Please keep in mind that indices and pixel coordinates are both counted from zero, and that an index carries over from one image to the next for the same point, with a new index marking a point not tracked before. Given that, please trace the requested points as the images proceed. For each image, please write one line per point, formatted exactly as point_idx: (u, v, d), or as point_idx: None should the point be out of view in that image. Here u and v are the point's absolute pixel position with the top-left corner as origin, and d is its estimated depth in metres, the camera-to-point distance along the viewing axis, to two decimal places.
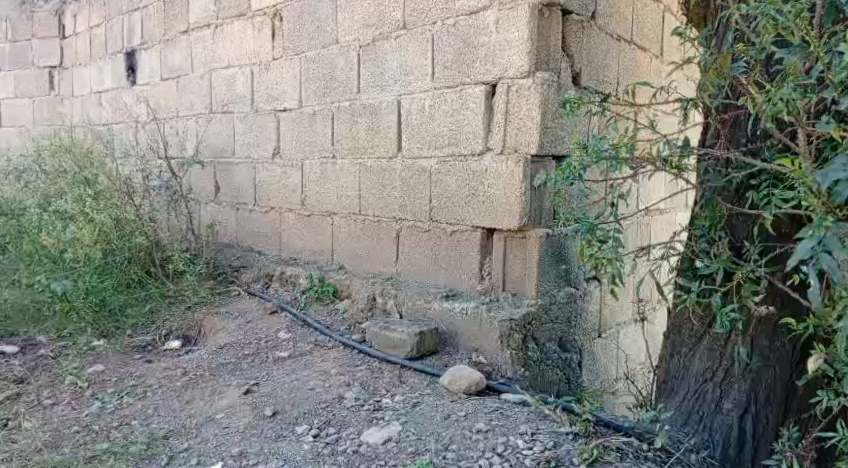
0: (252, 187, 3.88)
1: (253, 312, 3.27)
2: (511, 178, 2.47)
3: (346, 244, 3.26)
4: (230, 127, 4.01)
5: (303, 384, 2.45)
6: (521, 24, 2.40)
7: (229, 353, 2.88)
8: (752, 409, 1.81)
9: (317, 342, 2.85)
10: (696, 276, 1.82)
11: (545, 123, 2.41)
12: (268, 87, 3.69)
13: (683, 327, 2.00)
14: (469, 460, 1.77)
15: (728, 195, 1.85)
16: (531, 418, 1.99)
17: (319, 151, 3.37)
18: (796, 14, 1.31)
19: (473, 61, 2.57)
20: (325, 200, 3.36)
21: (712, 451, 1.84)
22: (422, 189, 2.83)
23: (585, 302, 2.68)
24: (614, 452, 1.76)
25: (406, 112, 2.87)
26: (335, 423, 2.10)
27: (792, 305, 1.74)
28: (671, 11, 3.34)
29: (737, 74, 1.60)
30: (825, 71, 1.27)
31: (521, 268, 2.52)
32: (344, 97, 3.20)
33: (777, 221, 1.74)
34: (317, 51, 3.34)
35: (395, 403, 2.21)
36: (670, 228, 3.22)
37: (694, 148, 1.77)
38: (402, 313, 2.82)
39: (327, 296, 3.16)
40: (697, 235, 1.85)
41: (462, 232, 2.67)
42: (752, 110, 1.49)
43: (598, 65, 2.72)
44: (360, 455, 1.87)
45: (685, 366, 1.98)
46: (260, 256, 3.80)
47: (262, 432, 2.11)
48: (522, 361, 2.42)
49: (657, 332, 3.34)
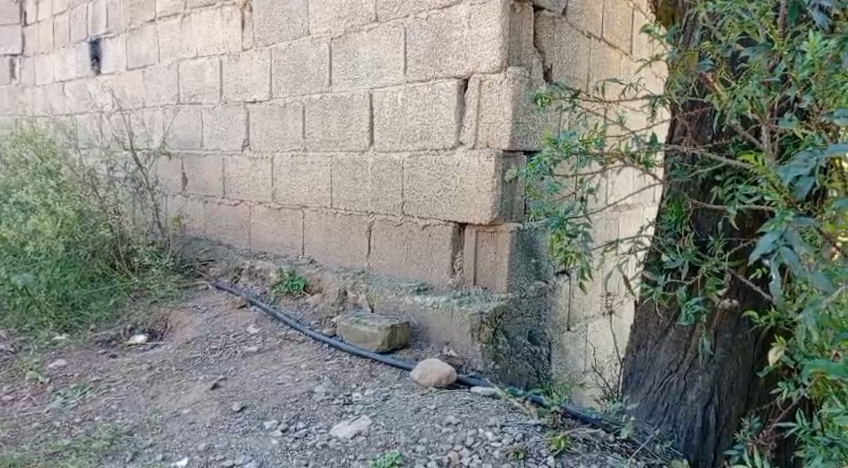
0: (221, 179, 3.82)
1: (221, 307, 3.23)
2: (483, 173, 2.48)
3: (317, 238, 3.24)
4: (198, 119, 3.94)
5: (272, 378, 2.43)
6: (493, 19, 2.41)
7: (196, 347, 2.83)
8: (715, 400, 1.84)
9: (287, 336, 2.82)
10: (662, 269, 1.85)
11: (517, 118, 2.43)
12: (238, 78, 3.63)
13: (649, 321, 2.03)
14: (439, 452, 1.77)
15: (694, 190, 1.89)
16: (501, 411, 2.00)
17: (290, 144, 3.34)
18: (760, 13, 1.36)
19: (446, 55, 2.57)
20: (296, 194, 3.33)
21: (676, 441, 1.88)
22: (394, 183, 2.82)
23: (554, 296, 2.71)
24: (580, 443, 1.79)
25: (378, 106, 2.86)
26: (305, 418, 2.08)
27: (754, 298, 1.79)
28: (640, 10, 3.39)
29: (703, 71, 1.60)
30: (788, 70, 1.31)
31: (492, 262, 2.53)
32: (315, 89, 3.17)
33: (741, 217, 1.78)
34: (288, 43, 3.30)
35: (365, 397, 2.21)
36: (638, 223, 3.28)
37: (662, 144, 1.79)
38: (372, 307, 2.81)
39: (297, 290, 3.13)
40: (663, 230, 1.88)
41: (434, 226, 2.68)
42: (718, 107, 1.53)
43: (569, 61, 2.75)
44: (329, 450, 1.86)
45: (651, 359, 2.01)
46: (229, 249, 3.75)
47: (230, 428, 2.09)
48: (492, 355, 2.43)
49: (624, 325, 3.39)
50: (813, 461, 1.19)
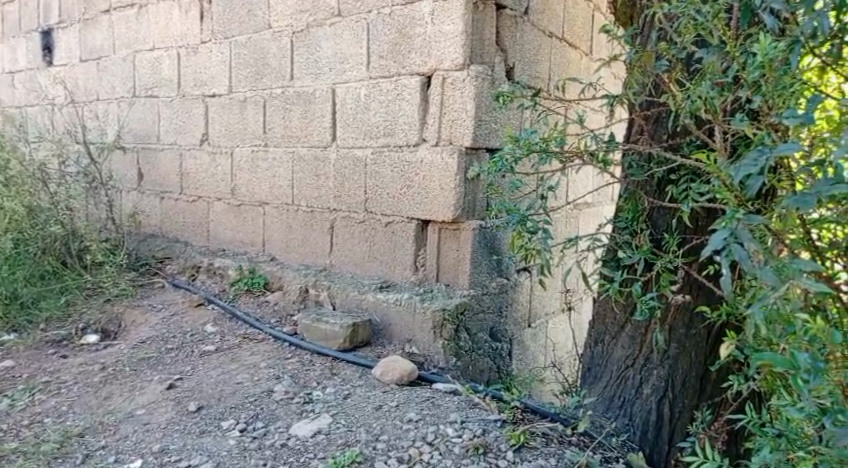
0: (179, 175, 3.74)
1: (178, 305, 3.16)
2: (446, 170, 2.48)
3: (278, 235, 3.20)
4: (155, 113, 3.85)
5: (230, 378, 2.39)
6: (456, 16, 2.41)
7: (151, 347, 2.76)
8: (670, 394, 1.89)
9: (246, 335, 2.78)
10: (619, 266, 1.89)
11: (479, 115, 2.44)
12: (196, 71, 3.55)
13: (607, 317, 2.07)
14: (399, 449, 1.77)
15: (650, 189, 1.93)
16: (462, 407, 2.02)
17: (250, 139, 3.29)
18: (713, 15, 1.39)
19: (409, 52, 2.57)
20: (256, 190, 3.28)
21: (632, 434, 1.92)
22: (356, 180, 2.80)
23: (515, 293, 2.73)
24: (539, 438, 1.81)
25: (340, 102, 2.83)
26: (264, 417, 2.05)
27: (706, 294, 1.84)
28: (599, 10, 3.45)
29: (659, 72, 1.64)
30: (740, 71, 1.34)
31: (455, 259, 2.54)
32: (276, 84, 3.12)
33: (695, 215, 1.83)
34: (248, 36, 3.24)
35: (326, 395, 2.19)
36: (597, 220, 3.34)
37: (619, 143, 1.82)
38: (334, 304, 2.79)
39: (258, 288, 3.09)
40: (620, 227, 1.92)
41: (397, 223, 2.67)
42: (673, 107, 1.57)
43: (531, 60, 2.77)
44: (288, 449, 1.84)
45: (608, 353, 2.05)
46: (186, 246, 3.68)
47: (186, 428, 2.04)
48: (454, 351, 2.43)
49: (583, 321, 3.45)
50: (761, 452, 1.23)
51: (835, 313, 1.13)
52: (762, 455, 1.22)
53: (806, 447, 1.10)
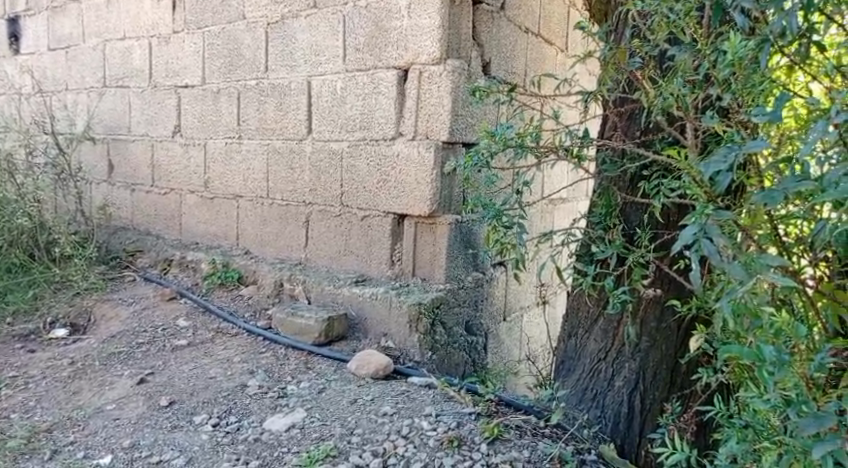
0: (150, 167, 3.68)
1: (149, 299, 3.11)
2: (422, 164, 2.48)
3: (252, 228, 3.16)
4: (125, 103, 3.78)
5: (203, 372, 2.36)
6: (433, 10, 2.41)
7: (121, 341, 2.72)
8: (641, 386, 1.92)
9: (220, 329, 2.75)
10: (592, 260, 1.91)
11: (456, 110, 2.44)
12: (168, 62, 3.49)
13: (581, 310, 2.09)
14: (374, 443, 1.77)
15: (623, 185, 1.95)
16: (437, 400, 2.03)
17: (224, 131, 3.24)
18: (686, 13, 1.42)
19: (385, 45, 2.55)
20: (230, 183, 3.24)
21: (603, 426, 1.94)
22: (332, 173, 2.79)
23: (490, 287, 2.75)
24: (513, 430, 1.83)
25: (316, 94, 2.81)
26: (237, 412, 2.04)
27: (677, 288, 1.88)
28: (574, 7, 3.47)
29: (632, 69, 1.67)
30: (711, 69, 1.37)
31: (431, 253, 2.54)
32: (250, 75, 3.08)
33: (666, 210, 1.86)
34: (221, 26, 3.20)
35: (301, 389, 2.18)
36: (571, 215, 3.37)
37: (593, 139, 1.84)
38: (309, 298, 2.77)
39: (232, 282, 3.06)
40: (594, 222, 1.94)
41: (373, 217, 2.66)
42: (647, 104, 1.59)
43: (507, 56, 2.78)
44: (262, 443, 1.83)
45: (581, 347, 2.07)
46: (158, 240, 3.62)
47: (157, 423, 2.02)
48: (429, 345, 2.44)
49: (557, 314, 3.48)
50: (728, 443, 1.26)
51: (800, 306, 1.13)
52: (729, 446, 1.24)
53: (771, 438, 1.13)
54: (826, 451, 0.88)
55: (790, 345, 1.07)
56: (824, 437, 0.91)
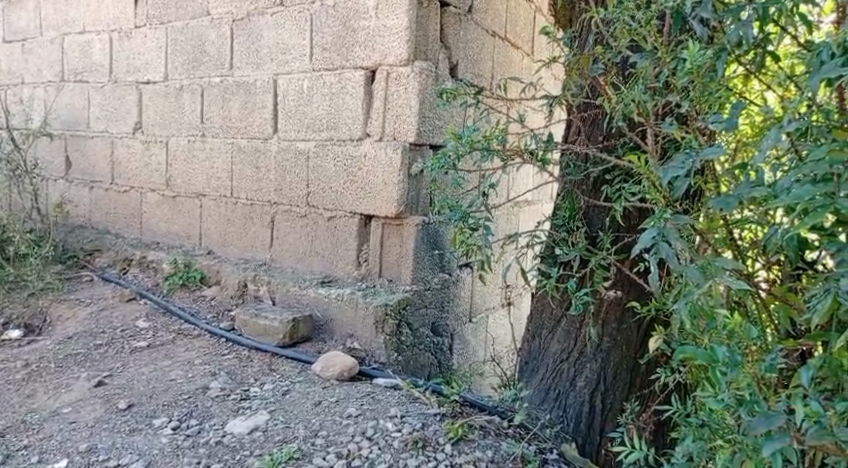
0: (110, 164, 3.59)
1: (108, 299, 3.03)
2: (389, 165, 2.48)
3: (215, 228, 3.12)
4: (84, 99, 3.68)
5: (163, 374, 2.31)
6: (400, 12, 2.41)
7: (78, 343, 2.64)
8: (602, 387, 1.96)
9: (181, 331, 2.70)
10: (556, 262, 1.93)
11: (423, 112, 2.45)
12: (130, 57, 3.41)
13: (544, 311, 2.12)
14: (338, 445, 1.76)
15: (586, 188, 1.99)
16: (402, 401, 2.03)
17: (187, 128, 3.19)
18: (646, 21, 1.46)
19: (353, 45, 2.55)
20: (193, 181, 3.19)
21: (565, 425, 1.96)
22: (298, 173, 2.76)
23: (457, 288, 2.77)
24: (477, 430, 1.84)
25: (282, 93, 2.79)
26: (198, 415, 2.00)
27: (637, 290, 1.93)
28: (540, 11, 3.52)
29: (596, 75, 1.70)
30: (671, 77, 1.41)
31: (397, 254, 2.54)
32: (214, 72, 3.04)
33: (627, 214, 1.90)
34: (185, 22, 3.14)
35: (264, 391, 2.16)
36: (536, 217, 3.42)
37: (558, 143, 1.86)
38: (274, 299, 2.73)
39: (194, 282, 3.00)
40: (558, 225, 1.96)
41: (340, 218, 2.65)
42: (609, 109, 1.62)
43: (474, 59, 2.81)
44: (223, 447, 1.80)
45: (545, 348, 2.10)
46: (117, 239, 3.53)
47: (115, 426, 1.97)
48: (395, 347, 2.43)
49: (521, 315, 3.52)
50: (685, 441, 1.29)
51: (754, 308, 1.18)
52: (686, 444, 1.27)
53: (726, 436, 1.15)
54: (774, 449, 0.92)
55: (743, 346, 1.11)
56: (774, 435, 0.95)
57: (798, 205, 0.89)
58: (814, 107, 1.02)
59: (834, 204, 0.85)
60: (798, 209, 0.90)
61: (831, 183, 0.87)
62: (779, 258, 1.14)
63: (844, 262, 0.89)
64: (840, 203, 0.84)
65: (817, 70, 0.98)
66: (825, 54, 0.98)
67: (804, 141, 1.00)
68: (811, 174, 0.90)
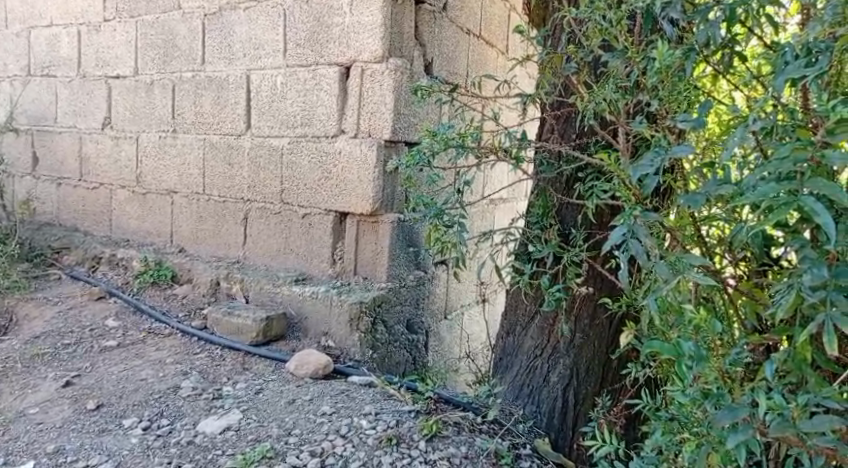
0: (78, 160, 3.51)
1: (76, 298, 2.97)
2: (364, 163, 2.47)
3: (187, 226, 3.08)
4: (52, 93, 3.60)
5: (134, 374, 2.28)
6: (375, 8, 2.40)
7: (45, 342, 2.58)
8: (574, 382, 1.98)
9: (151, 330, 2.65)
10: (529, 259, 1.94)
11: (398, 109, 2.44)
12: (98, 51, 3.34)
13: (519, 308, 2.13)
14: (312, 443, 1.75)
15: (560, 186, 2.01)
16: (377, 399, 2.03)
17: (157, 124, 3.14)
18: (617, 21, 1.47)
19: (327, 41, 2.53)
20: (164, 178, 3.14)
21: (539, 421, 1.98)
22: (272, 170, 2.74)
23: (432, 285, 2.77)
24: (451, 427, 1.84)
25: (256, 89, 2.76)
26: (170, 415, 1.97)
27: (608, 286, 1.95)
28: (515, 10, 3.54)
29: (569, 73, 1.72)
30: (641, 77, 1.43)
31: (372, 252, 2.53)
32: (186, 67, 2.99)
33: (599, 212, 1.93)
34: (156, 16, 3.08)
35: (237, 390, 2.14)
36: (510, 214, 3.44)
37: (531, 141, 1.87)
38: (247, 297, 2.71)
39: (164, 280, 2.95)
40: (532, 222, 1.98)
41: (315, 215, 2.64)
42: (581, 108, 1.63)
43: (449, 56, 2.81)
44: (195, 446, 1.78)
45: (519, 344, 2.11)
46: (86, 237, 3.46)
47: (84, 427, 1.93)
48: (370, 344, 2.43)
49: (496, 312, 3.54)
50: (654, 435, 1.30)
51: (721, 304, 1.20)
52: (655, 438, 1.29)
53: (693, 430, 1.17)
54: (738, 441, 0.95)
55: (708, 340, 1.13)
56: (738, 427, 0.98)
57: (763, 202, 0.91)
58: (779, 106, 1.04)
59: (797, 201, 0.87)
60: (764, 206, 0.91)
61: (794, 180, 0.89)
62: (745, 255, 1.16)
63: (806, 258, 0.91)
64: (803, 200, 0.86)
65: (782, 70, 1.00)
66: (790, 55, 1.00)
67: (769, 140, 1.02)
68: (776, 172, 0.92)
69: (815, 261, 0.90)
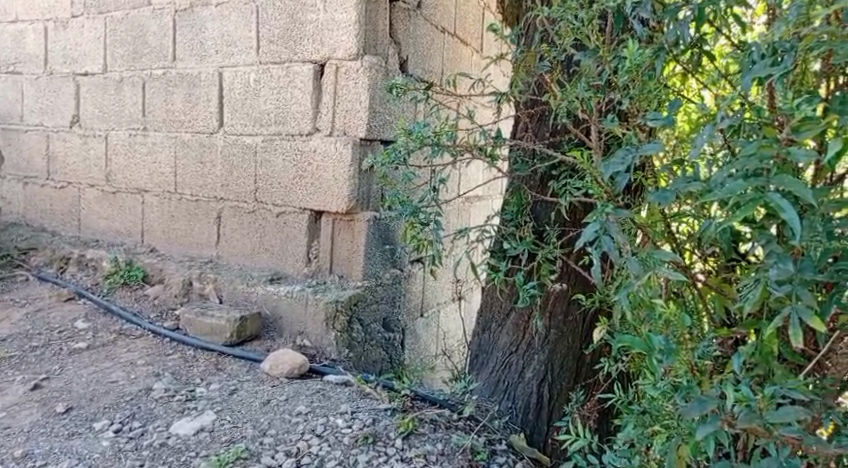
0: (46, 158, 3.44)
1: (44, 300, 2.90)
2: (339, 161, 2.46)
3: (158, 225, 3.03)
4: (17, 91, 3.51)
5: (104, 376, 2.24)
6: (349, 5, 2.39)
7: (12, 345, 2.52)
8: (549, 377, 2.00)
9: (122, 331, 2.61)
10: (505, 256, 1.95)
11: (373, 107, 2.43)
12: (65, 47, 3.27)
13: (494, 305, 2.15)
14: (288, 443, 1.74)
15: (534, 184, 2.03)
16: (353, 398, 2.03)
17: (127, 122, 3.08)
18: (588, 20, 1.49)
19: (300, 38, 2.51)
20: (134, 177, 3.09)
21: (514, 416, 1.99)
22: (246, 168, 2.71)
23: (408, 283, 2.77)
24: (427, 424, 1.84)
25: (228, 86, 2.72)
26: (142, 417, 1.94)
27: (582, 283, 1.98)
28: (489, 8, 3.56)
29: (542, 72, 1.73)
30: (613, 76, 1.45)
31: (348, 250, 2.52)
32: (156, 64, 2.95)
33: (572, 209, 1.95)
34: (125, 12, 3.03)
35: (211, 391, 2.11)
36: (486, 212, 3.46)
37: (506, 139, 1.88)
38: (221, 297, 2.67)
39: (135, 281, 2.89)
40: (507, 219, 1.99)
41: (290, 214, 2.62)
42: (554, 106, 1.65)
43: (424, 55, 2.81)
44: (168, 448, 1.75)
45: (494, 341, 2.13)
46: (54, 237, 3.38)
47: (53, 431, 1.89)
48: (346, 342, 2.42)
49: (472, 309, 3.56)
50: (626, 428, 1.32)
51: (691, 299, 1.22)
52: (627, 431, 1.31)
53: (664, 422, 1.20)
54: (707, 433, 0.97)
55: (678, 334, 1.14)
56: (708, 419, 1.00)
57: (731, 199, 0.93)
58: (746, 104, 1.06)
59: (763, 198, 0.89)
60: (731, 203, 0.93)
61: (761, 177, 0.91)
62: (713, 251, 1.18)
63: (772, 253, 0.93)
64: (769, 197, 0.88)
65: (749, 69, 1.02)
66: (756, 54, 1.03)
67: (737, 138, 1.04)
68: (743, 169, 0.94)
69: (780, 255, 0.92)
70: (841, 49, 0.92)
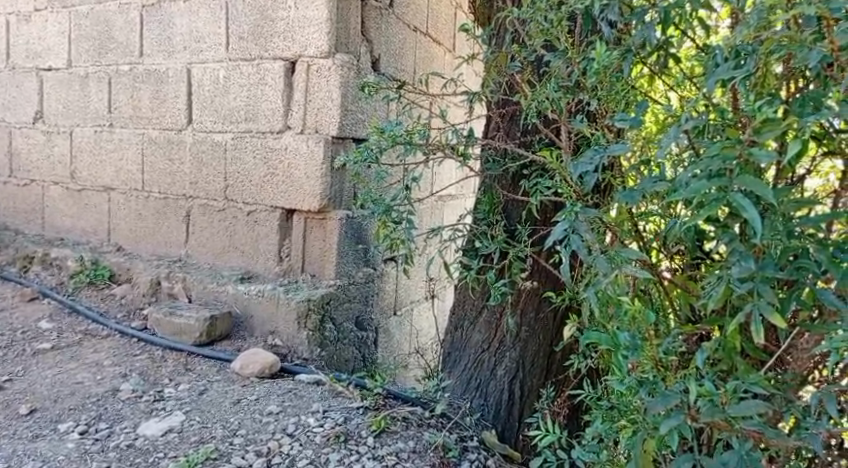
0: (8, 155, 3.35)
1: (6, 300, 2.82)
2: (311, 159, 2.44)
3: (125, 223, 2.97)
4: None
5: (69, 377, 2.19)
6: (320, 3, 2.37)
7: None
8: (520, 375, 2.03)
9: (88, 332, 2.55)
10: (477, 255, 1.96)
11: (345, 105, 2.42)
12: (28, 42, 3.19)
13: (466, 303, 2.16)
14: (258, 443, 1.73)
15: (505, 183, 2.04)
16: (325, 397, 2.02)
17: (93, 119, 3.02)
18: (558, 21, 1.51)
19: (271, 35, 2.49)
20: (100, 174, 3.03)
21: (486, 413, 2.01)
22: (216, 166, 2.67)
23: (381, 282, 2.77)
24: (400, 422, 1.85)
25: (197, 83, 2.69)
26: (108, 418, 1.90)
27: (552, 281, 2.00)
28: (461, 8, 3.58)
29: (512, 72, 1.75)
30: (582, 77, 1.47)
31: (320, 248, 2.51)
32: (123, 60, 2.89)
33: (543, 208, 1.97)
34: (90, 6, 2.96)
35: (180, 392, 2.08)
36: (458, 210, 3.47)
37: (478, 139, 1.89)
38: (190, 297, 2.63)
39: (101, 280, 2.84)
40: (479, 217, 2.00)
41: (260, 212, 2.59)
42: (525, 106, 1.66)
43: (396, 53, 2.81)
44: (135, 450, 1.72)
45: (466, 339, 2.14)
46: (17, 235, 3.30)
47: (15, 433, 1.84)
48: (318, 341, 2.41)
49: (445, 308, 3.57)
50: (594, 424, 1.35)
51: (658, 296, 1.25)
52: (595, 426, 1.34)
53: (630, 417, 1.22)
54: (671, 426, 0.99)
55: (643, 330, 1.16)
56: (672, 413, 1.03)
57: (696, 198, 0.95)
58: (711, 107, 1.09)
59: (727, 197, 0.91)
60: (696, 202, 0.96)
61: (724, 177, 0.93)
62: (679, 249, 1.21)
63: (735, 251, 0.95)
64: (732, 196, 0.91)
65: (712, 72, 1.05)
66: (720, 57, 1.06)
67: (701, 139, 1.06)
68: (707, 170, 0.96)
69: (743, 254, 0.94)
70: (799, 53, 0.94)
